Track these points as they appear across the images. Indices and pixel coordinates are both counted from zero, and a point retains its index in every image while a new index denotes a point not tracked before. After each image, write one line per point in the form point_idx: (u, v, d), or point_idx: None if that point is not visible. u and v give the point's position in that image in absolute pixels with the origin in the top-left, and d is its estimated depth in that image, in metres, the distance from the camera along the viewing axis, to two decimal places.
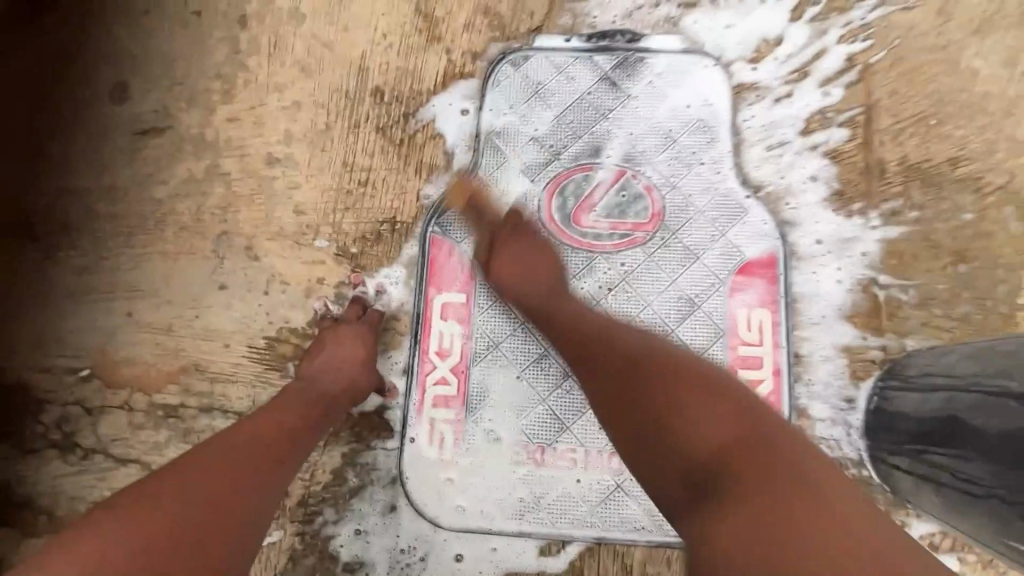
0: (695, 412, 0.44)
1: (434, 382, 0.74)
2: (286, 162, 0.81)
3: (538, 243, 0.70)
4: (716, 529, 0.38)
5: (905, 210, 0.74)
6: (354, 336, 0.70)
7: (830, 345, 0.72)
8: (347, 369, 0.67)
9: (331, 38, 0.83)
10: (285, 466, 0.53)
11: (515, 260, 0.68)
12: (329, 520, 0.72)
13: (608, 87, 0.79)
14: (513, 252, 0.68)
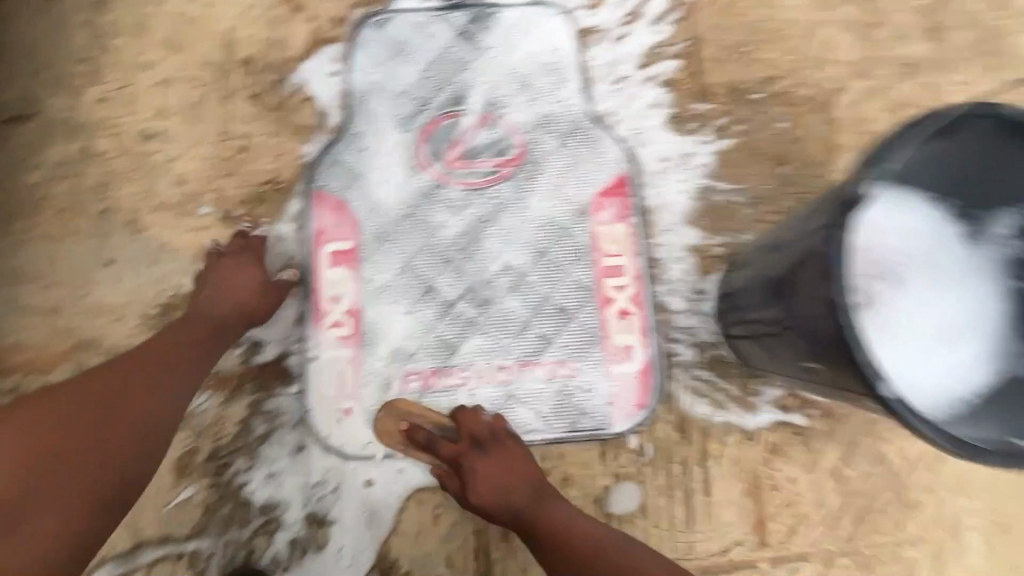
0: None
1: (327, 320, 0.78)
2: (162, 136, 0.83)
3: (504, 458, 0.68)
4: None
5: (733, 125, 0.85)
6: (243, 259, 0.75)
7: (680, 247, 0.82)
8: (242, 291, 0.73)
9: (194, 15, 0.86)
10: (173, 384, 0.63)
11: (492, 471, 0.67)
12: (241, 469, 0.75)
13: (466, 40, 0.86)
14: (490, 470, 0.67)
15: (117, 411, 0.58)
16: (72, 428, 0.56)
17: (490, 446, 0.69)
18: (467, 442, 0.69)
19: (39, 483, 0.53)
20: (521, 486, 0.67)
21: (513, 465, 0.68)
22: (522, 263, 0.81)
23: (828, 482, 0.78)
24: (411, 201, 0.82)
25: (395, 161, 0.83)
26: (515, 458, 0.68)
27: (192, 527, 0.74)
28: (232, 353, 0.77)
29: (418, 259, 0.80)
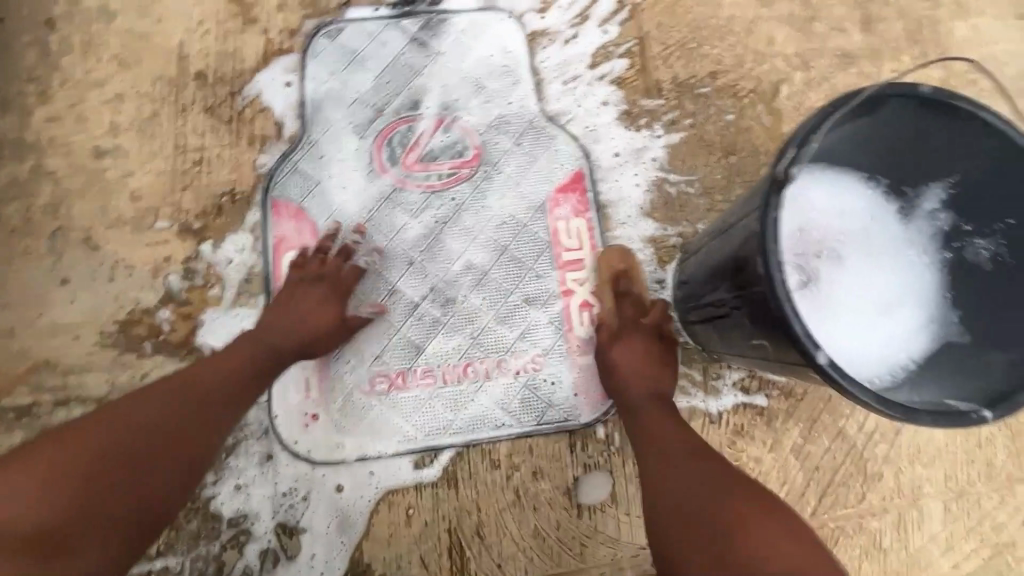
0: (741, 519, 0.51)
1: (367, 359, 0.78)
2: (115, 152, 0.82)
3: (653, 351, 0.72)
4: None
5: (682, 119, 0.88)
6: (322, 290, 0.74)
7: (638, 239, 0.84)
8: (315, 324, 0.72)
9: (145, 31, 0.86)
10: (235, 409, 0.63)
11: (633, 355, 0.72)
12: (207, 482, 0.74)
13: (417, 47, 0.87)
14: (627, 355, 0.72)
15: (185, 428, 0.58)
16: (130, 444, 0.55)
17: (659, 341, 0.73)
18: (636, 329, 0.74)
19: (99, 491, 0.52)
20: (647, 385, 0.69)
21: (653, 365, 0.71)
22: (484, 260, 0.82)
23: (791, 459, 0.80)
24: (371, 206, 0.82)
25: (353, 166, 0.83)
26: (659, 364, 0.71)
27: (160, 544, 0.72)
28: None
29: (381, 262, 0.81)
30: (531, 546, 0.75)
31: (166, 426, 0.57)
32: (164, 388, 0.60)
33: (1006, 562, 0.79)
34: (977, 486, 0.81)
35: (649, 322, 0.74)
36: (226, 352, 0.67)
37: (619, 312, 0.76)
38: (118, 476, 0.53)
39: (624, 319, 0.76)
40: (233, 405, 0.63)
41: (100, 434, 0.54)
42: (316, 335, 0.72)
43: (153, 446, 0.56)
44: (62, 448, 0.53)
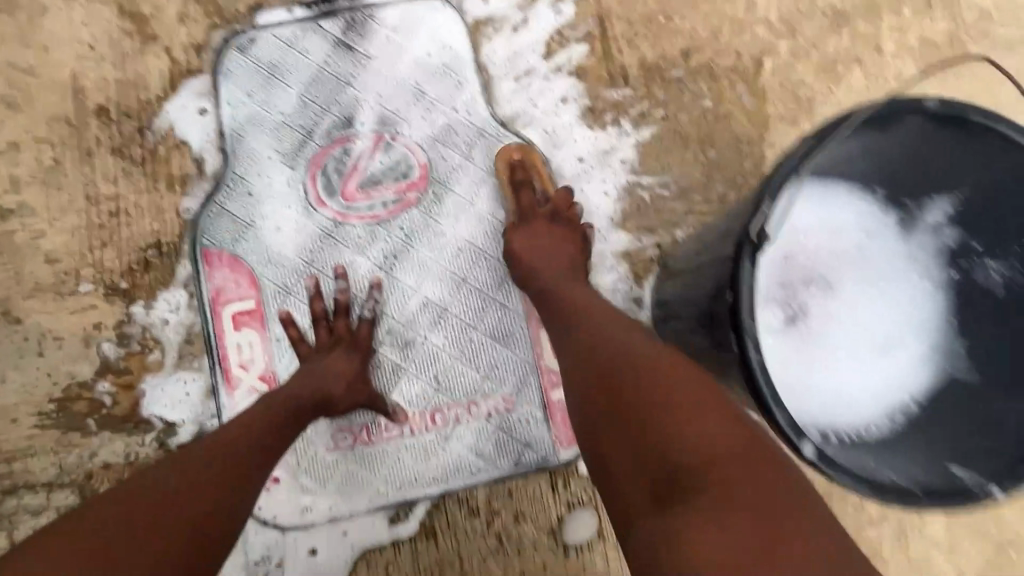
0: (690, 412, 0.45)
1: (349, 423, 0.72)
2: (22, 210, 0.74)
3: (565, 237, 0.70)
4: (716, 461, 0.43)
5: (653, 110, 0.77)
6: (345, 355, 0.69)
7: (610, 254, 0.76)
8: (339, 387, 0.66)
9: (30, 63, 0.75)
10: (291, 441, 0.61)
11: (538, 238, 0.69)
12: None
13: (343, 52, 0.76)
14: (538, 234, 0.70)
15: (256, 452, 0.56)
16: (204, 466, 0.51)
17: (563, 225, 0.71)
18: (543, 213, 0.71)
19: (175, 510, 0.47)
20: (557, 263, 0.67)
21: (560, 248, 0.69)
22: (443, 294, 0.74)
23: None
24: (311, 245, 0.74)
25: (286, 202, 0.74)
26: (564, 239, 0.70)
27: None
28: (145, 438, 0.72)
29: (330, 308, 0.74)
30: None
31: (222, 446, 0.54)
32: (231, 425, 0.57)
33: (1009, 559, 0.77)
34: None
35: (549, 208, 0.71)
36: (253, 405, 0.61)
37: (518, 199, 0.72)
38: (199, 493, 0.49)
39: (530, 204, 0.72)
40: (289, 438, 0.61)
41: (166, 471, 0.50)
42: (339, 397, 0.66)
43: (229, 471, 0.52)
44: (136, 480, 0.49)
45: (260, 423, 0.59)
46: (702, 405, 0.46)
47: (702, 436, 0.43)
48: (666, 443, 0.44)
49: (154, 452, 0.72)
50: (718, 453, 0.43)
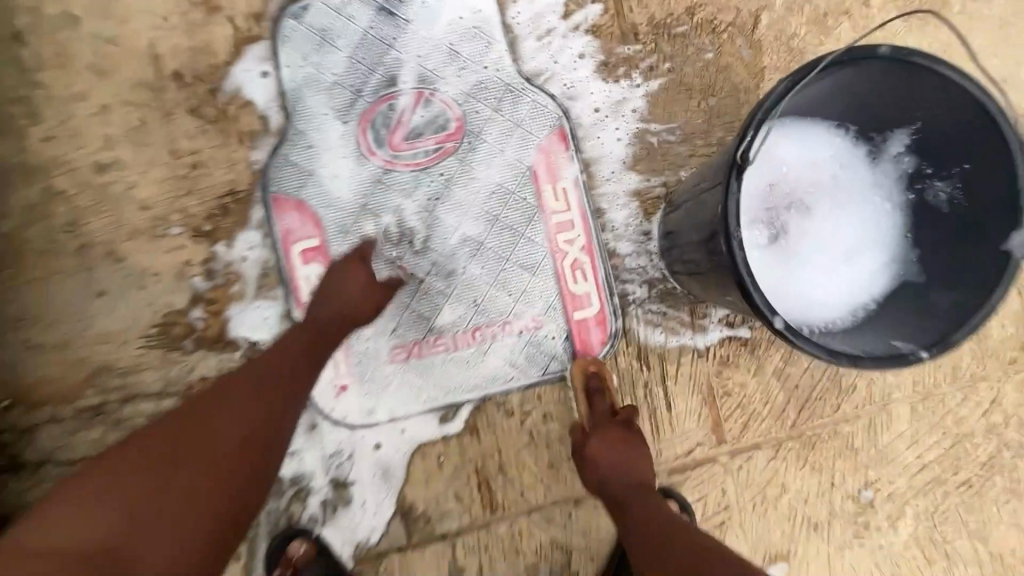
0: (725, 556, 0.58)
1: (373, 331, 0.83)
2: (116, 165, 0.86)
3: (634, 443, 0.76)
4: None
5: (660, 64, 0.87)
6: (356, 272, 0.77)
7: (623, 193, 0.87)
8: (354, 305, 0.75)
9: (112, 34, 0.85)
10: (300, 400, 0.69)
11: (610, 448, 0.75)
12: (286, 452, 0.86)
13: (385, 17, 0.86)
14: (609, 454, 0.74)
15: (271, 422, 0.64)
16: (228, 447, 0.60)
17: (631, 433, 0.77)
18: (610, 425, 0.78)
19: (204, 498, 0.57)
20: (628, 470, 0.72)
21: (634, 455, 0.74)
22: (479, 231, 0.86)
23: (773, 381, 0.89)
24: (365, 190, 0.86)
25: (341, 153, 0.86)
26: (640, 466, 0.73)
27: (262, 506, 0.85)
28: (233, 356, 0.86)
29: (383, 243, 0.86)
30: (548, 477, 0.87)
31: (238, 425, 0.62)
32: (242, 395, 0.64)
33: (965, 448, 0.91)
34: (941, 386, 0.91)
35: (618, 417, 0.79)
36: (274, 353, 0.70)
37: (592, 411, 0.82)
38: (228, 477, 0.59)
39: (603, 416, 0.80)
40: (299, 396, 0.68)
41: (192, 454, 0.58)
42: (354, 311, 0.75)
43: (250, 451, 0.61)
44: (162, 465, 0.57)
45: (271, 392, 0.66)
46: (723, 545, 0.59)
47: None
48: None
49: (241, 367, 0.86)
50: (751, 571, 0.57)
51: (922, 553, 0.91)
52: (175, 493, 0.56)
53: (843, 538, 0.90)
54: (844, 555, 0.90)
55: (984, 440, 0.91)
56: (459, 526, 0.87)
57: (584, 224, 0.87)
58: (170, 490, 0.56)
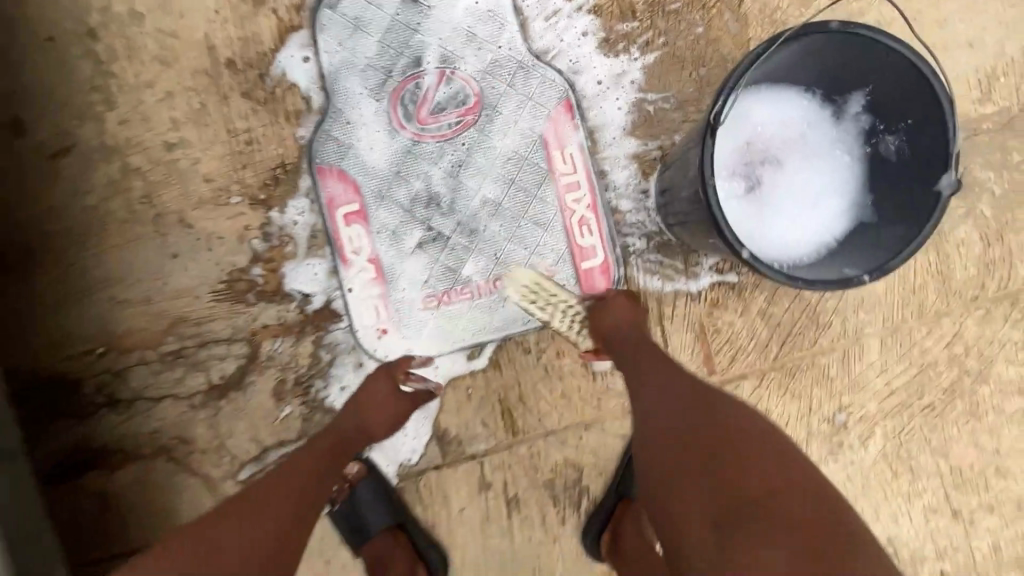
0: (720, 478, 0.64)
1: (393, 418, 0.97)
2: (182, 144, 0.99)
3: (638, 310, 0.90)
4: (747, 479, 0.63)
5: (655, 39, 0.97)
6: (384, 386, 0.90)
7: (624, 156, 0.99)
8: (377, 419, 0.89)
9: (173, 28, 0.97)
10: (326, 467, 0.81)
11: (623, 310, 0.88)
12: (343, 385, 1.02)
13: (410, 4, 0.97)
14: (615, 312, 0.88)
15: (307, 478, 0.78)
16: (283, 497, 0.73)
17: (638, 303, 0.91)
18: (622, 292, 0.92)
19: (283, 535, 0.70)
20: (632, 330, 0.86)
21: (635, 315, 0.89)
22: (497, 194, 0.99)
23: (757, 320, 1.02)
24: (397, 160, 0.99)
25: (375, 127, 0.98)
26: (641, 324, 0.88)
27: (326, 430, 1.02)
28: (290, 307, 1.01)
29: (414, 206, 0.99)
30: (562, 405, 1.02)
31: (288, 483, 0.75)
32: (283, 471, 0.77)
33: (930, 376, 1.03)
34: (908, 321, 1.02)
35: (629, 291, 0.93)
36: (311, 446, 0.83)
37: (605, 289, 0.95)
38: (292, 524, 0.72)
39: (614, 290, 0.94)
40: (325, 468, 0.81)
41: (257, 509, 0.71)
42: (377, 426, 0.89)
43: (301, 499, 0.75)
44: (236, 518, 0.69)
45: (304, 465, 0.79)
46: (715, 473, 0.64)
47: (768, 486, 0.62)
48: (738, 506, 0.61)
49: (297, 315, 1.01)
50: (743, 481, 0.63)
51: (888, 467, 1.05)
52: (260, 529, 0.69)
53: (819, 454, 1.04)
54: (820, 469, 1.04)
55: (947, 368, 1.03)
56: (487, 447, 1.02)
57: (589, 184, 0.99)
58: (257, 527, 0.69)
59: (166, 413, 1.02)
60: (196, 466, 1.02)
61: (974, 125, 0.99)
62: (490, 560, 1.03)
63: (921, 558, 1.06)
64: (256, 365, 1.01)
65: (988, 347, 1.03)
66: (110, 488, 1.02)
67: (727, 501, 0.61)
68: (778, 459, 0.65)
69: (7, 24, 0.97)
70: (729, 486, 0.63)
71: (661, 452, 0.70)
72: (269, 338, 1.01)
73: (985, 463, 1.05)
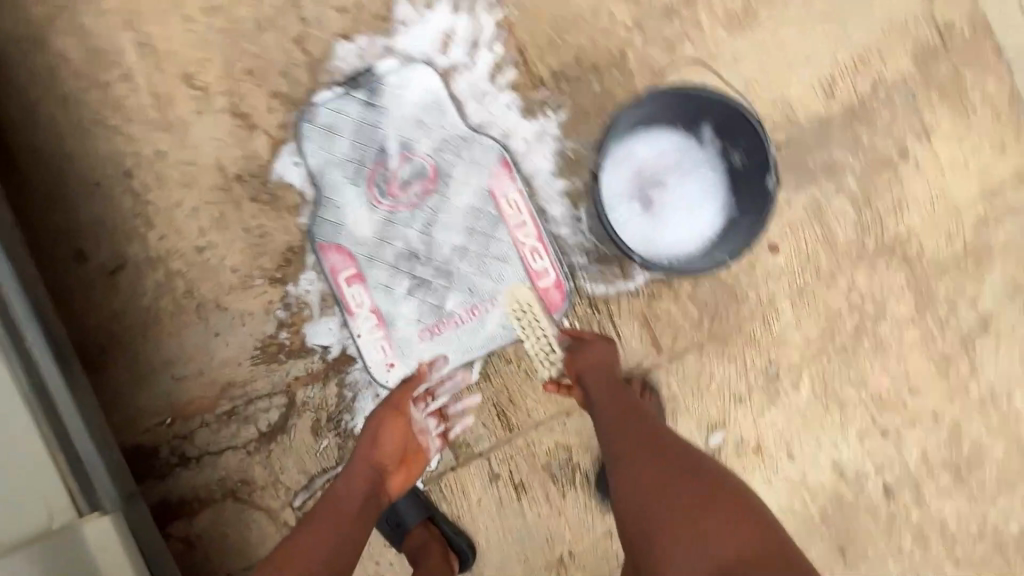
0: (695, 502, 0.87)
1: (419, 431, 1.19)
2: (210, 245, 1.25)
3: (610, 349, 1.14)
4: (715, 503, 0.87)
5: (564, 99, 1.24)
6: (387, 412, 1.15)
7: (556, 194, 1.25)
8: (383, 448, 1.11)
9: (191, 158, 1.24)
10: (359, 500, 1.03)
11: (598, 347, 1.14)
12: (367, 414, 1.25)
13: (370, 107, 1.24)
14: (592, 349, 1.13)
15: (349, 514, 0.99)
16: (334, 531, 0.95)
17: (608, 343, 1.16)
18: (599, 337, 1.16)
19: (336, 556, 0.92)
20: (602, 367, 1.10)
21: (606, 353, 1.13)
22: (463, 241, 1.24)
23: (688, 302, 1.25)
24: (379, 228, 1.24)
25: (359, 206, 1.24)
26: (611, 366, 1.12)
27: None
28: (314, 358, 1.25)
29: (400, 262, 1.24)
30: (545, 399, 1.25)
31: (339, 519, 0.98)
32: (332, 511, 0.99)
33: (837, 322, 1.26)
34: (810, 283, 1.26)
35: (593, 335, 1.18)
36: (347, 483, 1.04)
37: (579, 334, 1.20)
38: (344, 548, 0.94)
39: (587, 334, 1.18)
40: (359, 503, 1.02)
41: (316, 542, 0.93)
42: (387, 455, 1.12)
43: (349, 528, 0.97)
44: (305, 549, 0.91)
45: (348, 506, 1.01)
46: (690, 495, 0.87)
47: (722, 541, 0.82)
48: (711, 522, 0.84)
49: (320, 364, 1.25)
50: (712, 502, 0.87)
51: (820, 403, 1.27)
52: (325, 556, 0.91)
53: (761, 403, 1.26)
54: (764, 414, 1.26)
55: (849, 315, 1.27)
56: (490, 445, 1.25)
57: (532, 221, 1.24)
58: (321, 555, 0.91)
59: (229, 461, 1.25)
60: (259, 502, 1.25)
61: (827, 120, 1.25)
62: (510, 537, 1.25)
63: (864, 475, 1.27)
64: (294, 410, 1.25)
65: (880, 292, 1.27)
66: (192, 532, 1.25)
67: (697, 515, 0.85)
68: (726, 488, 0.90)
69: (63, 176, 1.24)
70: (699, 508, 0.86)
71: (645, 475, 0.91)
72: (302, 387, 1.25)
73: (898, 385, 1.27)
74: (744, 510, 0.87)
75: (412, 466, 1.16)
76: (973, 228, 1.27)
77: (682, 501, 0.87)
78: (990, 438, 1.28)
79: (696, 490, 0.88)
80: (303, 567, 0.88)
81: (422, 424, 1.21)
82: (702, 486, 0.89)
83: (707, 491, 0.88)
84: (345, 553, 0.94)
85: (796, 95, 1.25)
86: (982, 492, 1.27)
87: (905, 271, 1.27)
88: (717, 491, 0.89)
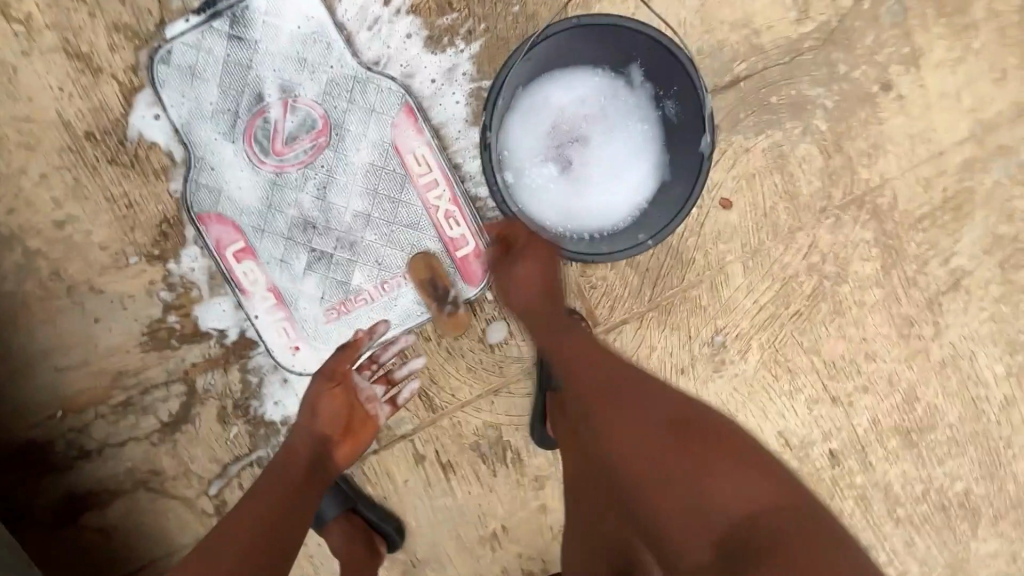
0: (683, 457, 0.75)
1: (363, 400, 1.08)
2: (70, 219, 1.06)
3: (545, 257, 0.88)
4: (705, 452, 0.75)
5: (477, 26, 1.01)
6: (323, 382, 1.03)
7: (472, 145, 1.06)
8: (323, 420, 1.00)
9: (27, 113, 1.02)
10: (306, 466, 0.93)
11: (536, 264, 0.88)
12: (276, 400, 1.15)
13: (238, 42, 1.01)
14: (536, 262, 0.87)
15: (292, 482, 0.89)
16: (276, 501, 0.85)
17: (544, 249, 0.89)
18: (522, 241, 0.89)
19: (283, 523, 0.83)
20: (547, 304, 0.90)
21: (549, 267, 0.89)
22: (365, 206, 1.06)
23: (626, 268, 1.11)
24: (265, 193, 1.06)
25: (239, 167, 1.05)
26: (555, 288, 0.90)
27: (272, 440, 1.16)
28: (210, 343, 1.12)
29: (295, 232, 1.07)
30: (469, 378, 1.15)
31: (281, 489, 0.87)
32: (272, 483, 0.89)
33: (793, 284, 1.13)
34: (766, 243, 1.11)
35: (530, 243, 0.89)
36: (287, 456, 0.94)
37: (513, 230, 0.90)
38: (289, 513, 0.85)
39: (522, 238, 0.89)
40: (305, 469, 0.92)
41: (254, 512, 0.83)
42: (331, 424, 1.00)
43: (292, 495, 0.87)
44: (243, 522, 0.81)
45: (292, 476, 0.90)
46: (676, 449, 0.75)
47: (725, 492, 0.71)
48: (709, 478, 0.73)
49: (219, 348, 1.12)
50: (701, 451, 0.75)
51: (769, 371, 1.17)
52: (267, 523, 0.82)
53: (705, 374, 1.16)
54: (708, 385, 1.17)
55: (807, 277, 1.13)
56: (414, 426, 1.16)
57: (444, 180, 1.06)
58: (263, 522, 0.81)
59: (133, 453, 1.16)
60: (172, 491, 1.18)
61: (797, 46, 1.04)
62: (440, 515, 1.20)
63: (810, 443, 1.20)
64: (196, 398, 1.14)
65: (843, 250, 1.12)
66: (104, 524, 1.18)
67: (686, 472, 0.73)
68: (709, 429, 0.79)
69: None
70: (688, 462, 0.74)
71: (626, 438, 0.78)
72: (201, 373, 1.13)
73: (854, 350, 1.17)
74: (732, 448, 0.76)
75: (358, 435, 1.04)
76: (957, 172, 1.10)
77: (670, 458, 0.75)
78: (946, 401, 1.20)
79: (681, 442, 0.76)
80: (243, 540, 0.78)
81: (367, 392, 1.09)
82: (686, 434, 0.77)
83: (692, 439, 0.77)
84: (295, 508, 0.86)
85: (760, 14, 1.03)
86: (931, 456, 1.22)
87: (874, 225, 1.11)
88: (705, 436, 0.77)
